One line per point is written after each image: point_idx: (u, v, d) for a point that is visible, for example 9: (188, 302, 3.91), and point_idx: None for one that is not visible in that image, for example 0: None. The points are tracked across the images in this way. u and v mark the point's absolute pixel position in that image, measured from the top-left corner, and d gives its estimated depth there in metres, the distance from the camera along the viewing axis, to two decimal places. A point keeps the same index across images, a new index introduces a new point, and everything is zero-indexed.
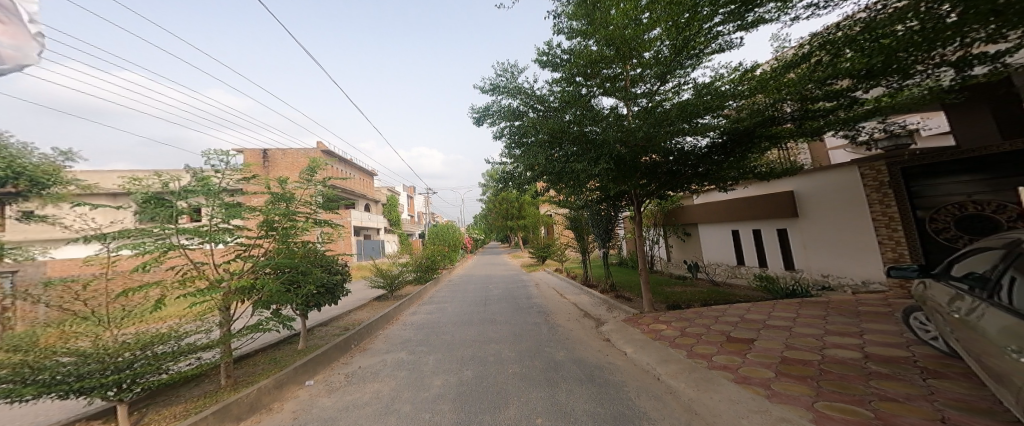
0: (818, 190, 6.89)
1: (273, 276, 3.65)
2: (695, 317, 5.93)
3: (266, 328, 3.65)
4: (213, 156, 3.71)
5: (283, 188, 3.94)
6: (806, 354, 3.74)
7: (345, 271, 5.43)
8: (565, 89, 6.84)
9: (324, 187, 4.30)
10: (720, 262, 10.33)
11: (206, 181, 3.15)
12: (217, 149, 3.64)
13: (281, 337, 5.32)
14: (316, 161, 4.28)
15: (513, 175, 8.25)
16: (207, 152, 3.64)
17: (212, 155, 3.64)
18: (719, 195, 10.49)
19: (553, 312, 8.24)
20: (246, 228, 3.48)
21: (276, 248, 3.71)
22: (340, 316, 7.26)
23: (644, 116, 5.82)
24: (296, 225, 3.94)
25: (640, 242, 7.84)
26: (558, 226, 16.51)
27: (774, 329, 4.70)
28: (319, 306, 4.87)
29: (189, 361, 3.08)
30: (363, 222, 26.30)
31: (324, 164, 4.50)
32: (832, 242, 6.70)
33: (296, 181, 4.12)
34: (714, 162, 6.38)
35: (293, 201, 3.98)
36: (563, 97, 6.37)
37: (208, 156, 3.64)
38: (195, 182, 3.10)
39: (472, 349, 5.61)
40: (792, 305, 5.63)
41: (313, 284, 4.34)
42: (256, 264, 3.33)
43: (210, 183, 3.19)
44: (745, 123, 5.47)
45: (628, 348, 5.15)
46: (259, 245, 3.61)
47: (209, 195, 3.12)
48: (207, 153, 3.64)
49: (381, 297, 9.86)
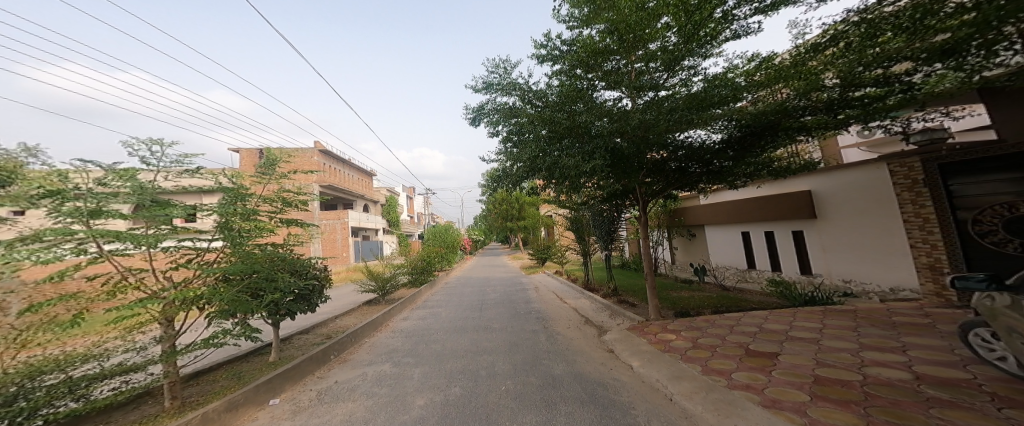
0: (839, 189, 6.43)
1: (228, 285, 3.16)
2: (707, 327, 5.43)
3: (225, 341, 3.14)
4: (138, 146, 3.11)
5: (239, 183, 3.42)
6: (843, 372, 3.21)
7: (322, 277, 4.94)
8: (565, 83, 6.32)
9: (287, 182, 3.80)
10: (728, 266, 9.88)
11: (131, 173, 2.62)
12: (145, 138, 3.06)
13: (250, 349, 4.80)
14: (275, 153, 3.89)
15: (509, 174, 7.80)
16: (130, 143, 3.03)
17: (135, 146, 3.04)
18: (729, 195, 10.00)
19: (552, 319, 7.74)
20: (194, 229, 2.95)
21: (232, 253, 3.19)
22: (324, 323, 6.79)
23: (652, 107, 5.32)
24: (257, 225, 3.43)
25: (647, 244, 7.32)
26: (559, 227, 16.02)
27: (800, 341, 4.18)
28: (293, 315, 4.37)
29: (114, 386, 2.60)
30: (360, 223, 25.83)
31: (290, 155, 4.01)
32: (855, 246, 6.22)
33: (252, 175, 3.68)
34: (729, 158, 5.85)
35: (251, 197, 3.49)
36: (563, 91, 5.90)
37: (131, 147, 3.04)
38: (114, 175, 2.59)
39: (462, 361, 5.11)
40: (815, 314, 5.11)
41: (283, 292, 3.86)
42: (205, 271, 2.81)
43: (137, 177, 2.67)
44: (763, 114, 4.93)
45: (634, 361, 4.64)
46: (215, 251, 3.11)
47: (138, 190, 2.60)
48: (129, 144, 3.02)
49: (373, 301, 9.39)
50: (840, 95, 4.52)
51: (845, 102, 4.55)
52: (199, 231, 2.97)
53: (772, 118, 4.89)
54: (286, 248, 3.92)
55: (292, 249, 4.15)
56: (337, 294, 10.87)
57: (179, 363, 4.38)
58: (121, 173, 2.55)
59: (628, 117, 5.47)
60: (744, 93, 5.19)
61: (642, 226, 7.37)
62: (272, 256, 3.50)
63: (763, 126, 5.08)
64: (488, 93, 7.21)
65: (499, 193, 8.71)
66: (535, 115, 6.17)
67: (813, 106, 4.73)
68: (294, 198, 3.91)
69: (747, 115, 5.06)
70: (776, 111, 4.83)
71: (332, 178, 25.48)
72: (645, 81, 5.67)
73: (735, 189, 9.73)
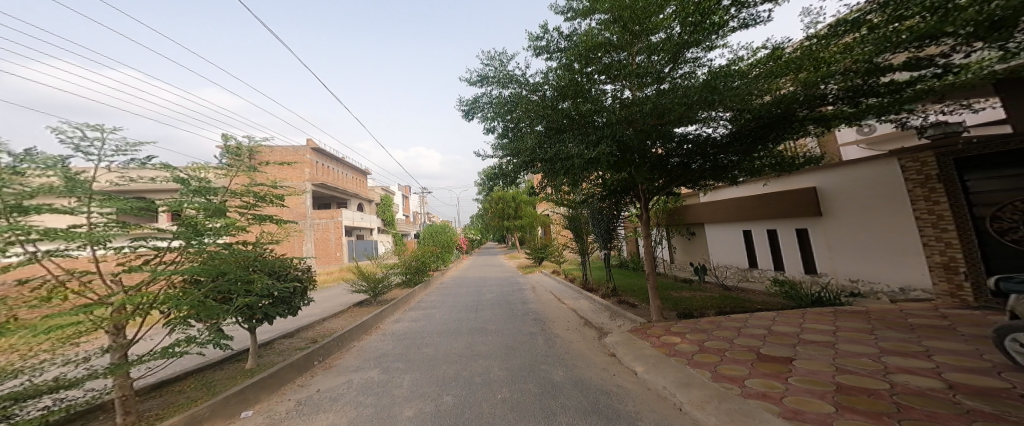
0: (844, 185, 6.25)
1: (188, 291, 2.88)
2: (712, 329, 5.23)
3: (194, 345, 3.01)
4: (68, 132, 2.76)
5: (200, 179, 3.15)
6: (868, 380, 2.96)
7: (302, 279, 4.66)
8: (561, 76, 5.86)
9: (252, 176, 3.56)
10: (729, 265, 9.71)
11: (54, 161, 2.28)
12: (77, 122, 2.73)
13: (224, 357, 4.49)
14: (240, 144, 3.62)
15: (505, 171, 7.56)
16: (59, 130, 2.69)
17: (66, 132, 2.71)
18: (729, 192, 9.83)
19: (550, 320, 7.49)
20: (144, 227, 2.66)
21: (192, 256, 2.90)
22: (310, 326, 6.51)
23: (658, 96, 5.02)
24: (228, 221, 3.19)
25: (649, 242, 7.05)
26: (556, 226, 15.77)
27: (813, 345, 3.92)
28: (269, 320, 4.18)
29: (45, 405, 2.26)
30: (355, 223, 25.40)
31: (255, 147, 3.76)
32: (863, 244, 6.01)
33: (214, 169, 3.40)
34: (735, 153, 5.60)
35: (216, 192, 3.21)
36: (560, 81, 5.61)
37: (61, 133, 2.69)
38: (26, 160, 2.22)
39: (455, 366, 4.82)
40: (825, 315, 4.87)
41: (254, 295, 3.61)
42: (153, 274, 2.53)
43: (64, 165, 2.35)
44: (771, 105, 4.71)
45: (637, 367, 4.43)
46: (172, 252, 2.84)
47: (69, 181, 2.29)
48: (58, 129, 2.68)
49: (364, 302, 9.08)
50: (853, 84, 4.26)
51: (859, 92, 4.32)
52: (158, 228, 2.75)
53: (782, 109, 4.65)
54: (260, 248, 3.66)
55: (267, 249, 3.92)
56: (328, 295, 10.55)
57: (136, 375, 4.03)
58: (42, 161, 2.21)
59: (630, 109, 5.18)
60: (765, 82, 4.67)
61: (643, 225, 7.11)
62: (243, 256, 3.24)
63: (769, 118, 4.86)
64: (482, 86, 6.96)
65: (494, 191, 8.42)
66: (534, 108, 5.95)
67: (824, 96, 4.49)
68: (267, 192, 3.65)
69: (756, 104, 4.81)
70: (785, 103, 4.60)
71: (324, 176, 25.04)
72: (645, 69, 5.35)
73: (735, 187, 9.54)
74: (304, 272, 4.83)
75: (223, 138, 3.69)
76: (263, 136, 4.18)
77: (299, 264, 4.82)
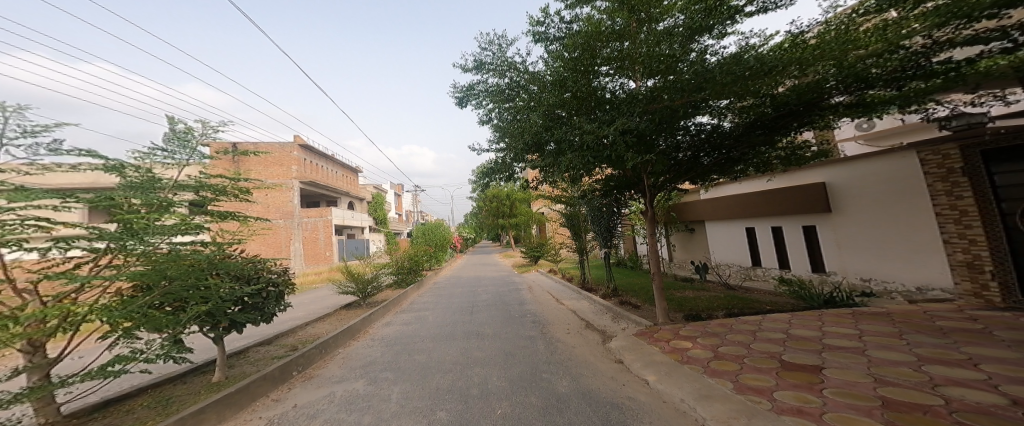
0: (855, 180, 6.03)
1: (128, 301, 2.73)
2: (726, 334, 4.94)
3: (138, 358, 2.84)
4: None
5: (143, 176, 2.97)
6: (916, 393, 2.65)
7: (271, 283, 4.21)
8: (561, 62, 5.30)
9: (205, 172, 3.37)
10: (733, 263, 9.51)
11: None
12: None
13: (186, 370, 4.04)
14: (188, 130, 3.22)
15: (501, 165, 7.15)
16: None
17: None
18: (730, 189, 9.67)
19: (548, 323, 7.16)
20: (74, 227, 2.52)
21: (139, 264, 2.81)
22: (292, 331, 6.09)
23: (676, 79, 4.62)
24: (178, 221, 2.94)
25: (655, 240, 6.73)
26: (552, 223, 15.38)
27: (842, 352, 3.60)
28: (239, 329, 3.88)
29: None
30: (345, 221, 24.68)
31: (208, 136, 3.41)
32: (876, 242, 5.81)
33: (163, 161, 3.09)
34: (743, 146, 5.32)
35: (163, 188, 3.03)
36: (559, 66, 5.19)
37: None
38: None
39: (450, 376, 4.43)
40: (844, 317, 4.57)
41: (210, 304, 3.38)
42: (75, 280, 2.30)
43: None
44: (791, 94, 4.45)
45: (649, 376, 4.15)
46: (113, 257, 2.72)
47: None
48: None
49: (352, 304, 8.60)
50: (883, 70, 3.92)
51: (899, 78, 3.92)
52: (87, 226, 2.58)
53: (807, 96, 4.34)
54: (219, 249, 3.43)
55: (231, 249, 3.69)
56: (314, 297, 10.01)
57: (60, 400, 3.51)
58: None
59: (639, 98, 4.77)
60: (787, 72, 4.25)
61: (647, 222, 6.79)
62: (189, 259, 3.03)
63: (787, 109, 4.57)
64: (479, 73, 6.60)
65: (490, 188, 8.01)
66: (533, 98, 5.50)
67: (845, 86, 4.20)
68: (228, 186, 3.45)
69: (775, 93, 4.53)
70: (808, 91, 4.32)
71: (312, 173, 24.26)
72: (660, 51, 4.81)
73: (738, 183, 9.34)
74: (277, 275, 4.37)
75: (169, 122, 3.18)
76: (221, 123, 3.68)
77: (271, 266, 4.35)
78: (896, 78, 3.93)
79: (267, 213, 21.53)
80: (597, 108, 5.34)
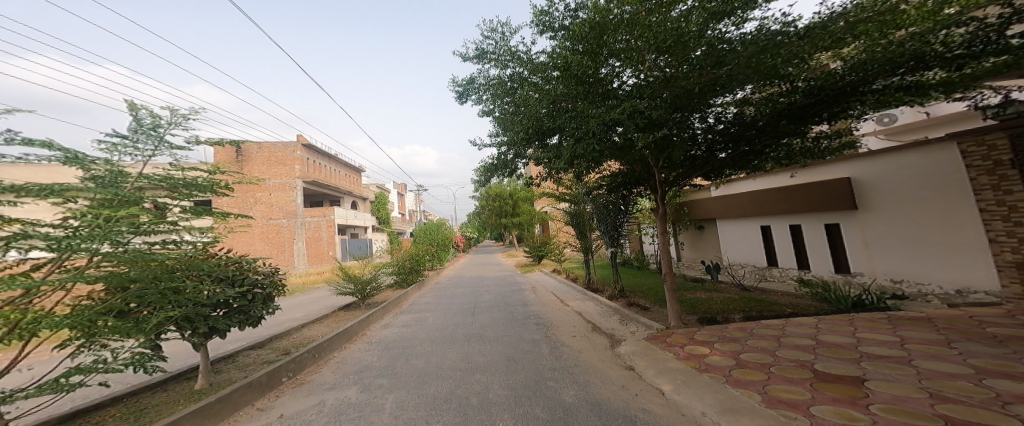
0: (884, 175, 5.74)
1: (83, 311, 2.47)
2: (747, 340, 4.58)
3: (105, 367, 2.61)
4: None
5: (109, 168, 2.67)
6: (984, 413, 2.28)
7: (256, 285, 3.92)
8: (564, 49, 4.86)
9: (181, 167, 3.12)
10: (747, 263, 9.15)
11: None
12: None
13: (165, 377, 3.78)
14: (154, 120, 2.88)
15: (503, 160, 6.85)
16: None
17: None
18: (742, 186, 9.42)
19: (553, 325, 6.85)
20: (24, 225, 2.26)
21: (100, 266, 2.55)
22: (287, 334, 5.86)
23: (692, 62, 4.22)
24: (145, 217, 2.69)
25: (666, 239, 6.38)
26: (556, 222, 15.05)
27: (885, 362, 3.23)
28: (221, 335, 3.58)
29: None
30: (348, 221, 24.52)
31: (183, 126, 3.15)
32: (907, 240, 5.51)
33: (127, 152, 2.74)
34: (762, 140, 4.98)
35: (128, 183, 2.75)
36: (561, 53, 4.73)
37: None
38: None
39: (450, 383, 4.12)
40: (879, 323, 4.19)
41: (184, 309, 3.12)
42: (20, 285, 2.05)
43: None
44: (827, 78, 4.08)
45: (664, 386, 3.81)
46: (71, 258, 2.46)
47: None
48: None
49: (351, 305, 8.35)
50: (943, 46, 3.51)
51: (961, 56, 3.48)
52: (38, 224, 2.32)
53: (847, 80, 3.95)
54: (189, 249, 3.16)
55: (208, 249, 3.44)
56: (312, 297, 9.79)
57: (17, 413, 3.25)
58: None
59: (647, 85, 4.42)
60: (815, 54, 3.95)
61: (658, 221, 6.44)
62: (155, 260, 2.77)
63: (821, 96, 4.19)
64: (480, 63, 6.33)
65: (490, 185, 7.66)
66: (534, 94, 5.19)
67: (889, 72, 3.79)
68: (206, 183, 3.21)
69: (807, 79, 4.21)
70: (847, 74, 3.93)
71: (315, 173, 24.16)
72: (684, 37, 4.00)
73: (752, 179, 9.01)
74: (263, 276, 4.08)
75: (132, 110, 2.84)
76: (192, 111, 3.37)
77: (257, 266, 4.07)
78: (955, 58, 3.52)
79: (270, 212, 21.59)
80: (603, 95, 4.86)
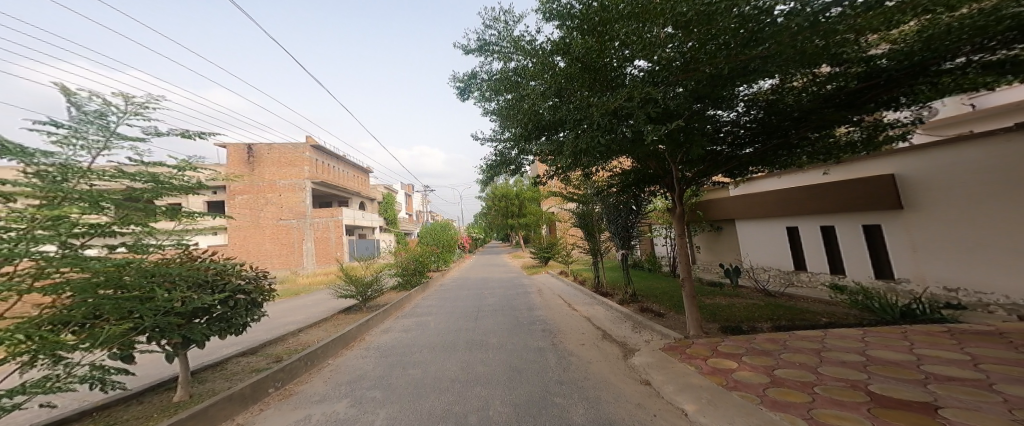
0: (935, 171, 5.40)
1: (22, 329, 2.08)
2: (780, 352, 4.08)
3: (50, 389, 2.25)
4: None
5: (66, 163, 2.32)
6: None
7: (239, 291, 3.56)
8: (568, 36, 4.30)
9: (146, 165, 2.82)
10: (771, 267, 8.59)
11: None
12: None
13: (143, 388, 3.52)
14: (99, 107, 2.56)
15: (506, 158, 6.47)
16: None
17: None
18: (765, 184, 9.03)
19: (560, 331, 6.44)
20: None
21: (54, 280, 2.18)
22: (280, 339, 5.59)
23: (717, 42, 3.55)
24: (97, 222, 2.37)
25: (685, 241, 5.89)
26: (564, 223, 14.63)
27: (957, 386, 2.72)
28: (201, 346, 3.21)
29: None
30: (356, 222, 24.50)
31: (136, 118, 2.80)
32: (961, 243, 5.15)
33: (82, 143, 2.44)
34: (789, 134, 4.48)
35: (83, 179, 2.39)
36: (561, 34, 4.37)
37: None
38: None
39: (449, 397, 3.74)
40: (939, 337, 3.65)
41: (150, 319, 2.75)
42: None
43: None
44: (892, 57, 3.33)
45: (688, 405, 3.35)
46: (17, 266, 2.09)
47: None
48: None
49: (352, 307, 8.07)
50: None
51: None
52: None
53: (917, 60, 3.21)
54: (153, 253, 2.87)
55: (176, 256, 3.17)
56: (312, 300, 9.58)
57: None
58: None
59: (656, 68, 3.77)
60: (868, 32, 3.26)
61: (676, 222, 5.93)
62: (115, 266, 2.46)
63: (877, 82, 3.52)
64: (482, 55, 6.01)
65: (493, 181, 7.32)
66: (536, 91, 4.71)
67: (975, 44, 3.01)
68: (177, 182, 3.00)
69: (870, 59, 3.46)
70: (915, 53, 3.19)
71: (324, 174, 24.22)
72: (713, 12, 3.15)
73: (775, 178, 8.60)
74: (247, 281, 3.72)
75: (73, 98, 2.50)
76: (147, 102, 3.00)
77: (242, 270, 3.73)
78: None
79: (280, 213, 21.74)
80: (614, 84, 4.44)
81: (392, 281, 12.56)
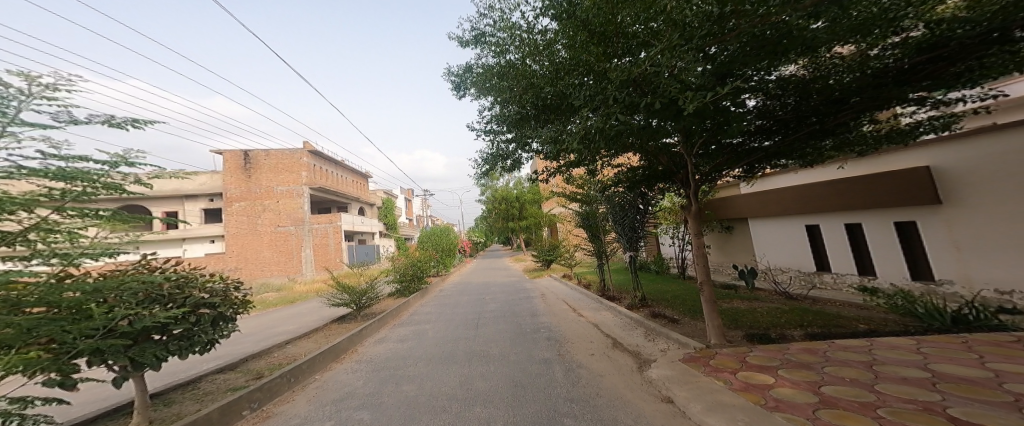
0: (976, 163, 5.03)
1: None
2: (821, 364, 3.61)
3: None
4: None
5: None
6: None
7: (202, 305, 3.06)
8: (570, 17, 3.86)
9: (74, 160, 2.24)
10: (790, 267, 8.11)
11: None
12: None
13: (97, 415, 3.07)
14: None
15: (503, 152, 6.01)
16: None
17: None
18: (779, 180, 8.56)
19: (567, 340, 5.96)
20: None
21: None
22: (263, 353, 5.13)
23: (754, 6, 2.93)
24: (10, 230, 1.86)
25: (702, 242, 5.40)
26: (566, 225, 14.19)
27: None
28: (157, 368, 2.74)
29: None
30: (355, 227, 24.10)
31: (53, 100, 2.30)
32: (1011, 240, 4.75)
33: None
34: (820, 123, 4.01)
35: None
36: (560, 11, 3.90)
37: None
38: None
39: (448, 419, 3.27)
40: (1013, 350, 3.18)
41: (85, 344, 2.19)
42: None
43: None
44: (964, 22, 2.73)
45: None
46: None
47: None
48: None
49: (345, 316, 7.63)
50: None
51: None
52: None
53: (997, 26, 2.63)
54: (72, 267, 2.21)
55: (113, 271, 2.60)
56: (304, 310, 9.13)
57: None
58: None
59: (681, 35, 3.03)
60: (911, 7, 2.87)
61: (692, 220, 5.43)
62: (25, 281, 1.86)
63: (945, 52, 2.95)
64: (478, 47, 5.64)
65: (488, 175, 6.83)
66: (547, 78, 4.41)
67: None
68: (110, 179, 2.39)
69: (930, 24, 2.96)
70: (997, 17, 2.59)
71: (322, 179, 23.87)
72: None
73: (792, 173, 8.11)
74: (215, 293, 3.24)
75: None
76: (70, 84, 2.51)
77: (209, 281, 3.23)
78: None
79: (278, 219, 21.38)
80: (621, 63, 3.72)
81: (389, 289, 12.07)
